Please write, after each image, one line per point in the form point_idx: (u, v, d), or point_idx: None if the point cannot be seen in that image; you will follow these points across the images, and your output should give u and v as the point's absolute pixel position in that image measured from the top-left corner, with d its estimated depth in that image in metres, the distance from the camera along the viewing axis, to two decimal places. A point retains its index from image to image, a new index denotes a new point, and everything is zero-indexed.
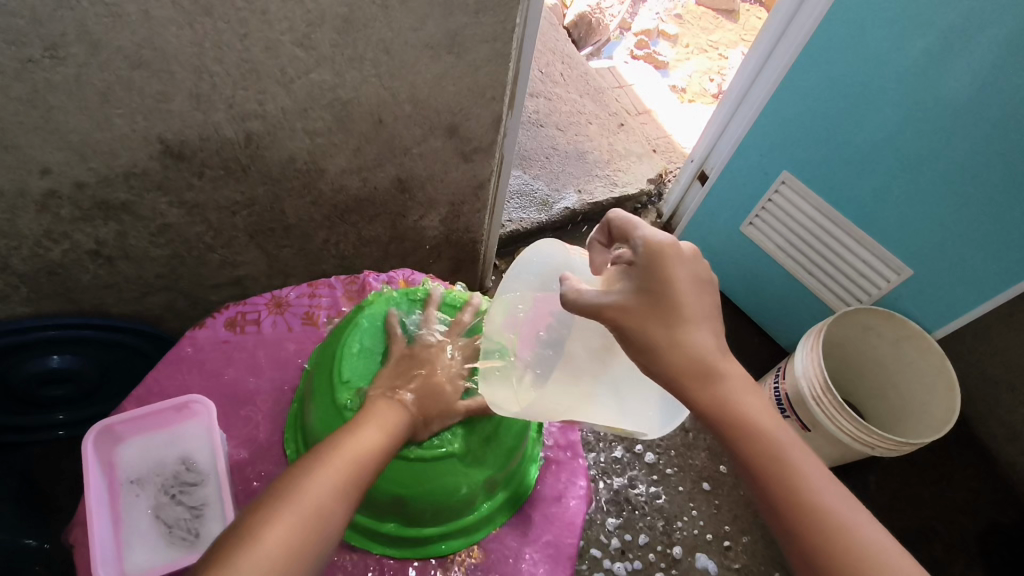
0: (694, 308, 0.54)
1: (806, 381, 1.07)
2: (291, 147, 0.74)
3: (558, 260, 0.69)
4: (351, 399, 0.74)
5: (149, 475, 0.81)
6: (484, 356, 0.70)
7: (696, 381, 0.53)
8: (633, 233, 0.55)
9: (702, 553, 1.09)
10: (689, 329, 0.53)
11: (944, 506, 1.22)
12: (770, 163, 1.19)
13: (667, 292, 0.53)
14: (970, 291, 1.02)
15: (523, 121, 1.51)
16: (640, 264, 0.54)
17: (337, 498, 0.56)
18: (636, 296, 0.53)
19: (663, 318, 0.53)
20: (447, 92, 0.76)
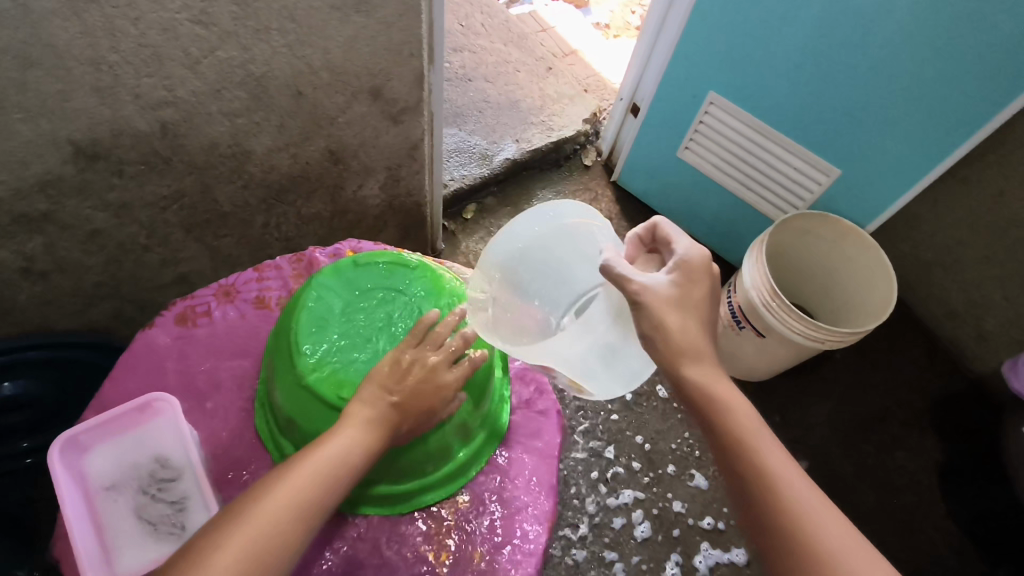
0: (704, 300, 0.64)
1: (754, 289, 1.07)
2: (211, 132, 0.73)
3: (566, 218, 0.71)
4: (317, 374, 0.73)
5: (125, 478, 0.76)
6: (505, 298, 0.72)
7: (682, 357, 0.61)
8: (676, 240, 0.66)
9: (694, 471, 1.16)
10: (684, 317, 0.61)
11: (909, 410, 1.28)
12: (697, 85, 1.19)
13: (690, 289, 0.63)
14: (895, 182, 1.05)
15: (450, 77, 1.54)
16: (679, 263, 0.64)
17: (289, 519, 0.56)
18: (664, 284, 0.62)
19: (676, 305, 0.62)
20: (363, 54, 0.75)
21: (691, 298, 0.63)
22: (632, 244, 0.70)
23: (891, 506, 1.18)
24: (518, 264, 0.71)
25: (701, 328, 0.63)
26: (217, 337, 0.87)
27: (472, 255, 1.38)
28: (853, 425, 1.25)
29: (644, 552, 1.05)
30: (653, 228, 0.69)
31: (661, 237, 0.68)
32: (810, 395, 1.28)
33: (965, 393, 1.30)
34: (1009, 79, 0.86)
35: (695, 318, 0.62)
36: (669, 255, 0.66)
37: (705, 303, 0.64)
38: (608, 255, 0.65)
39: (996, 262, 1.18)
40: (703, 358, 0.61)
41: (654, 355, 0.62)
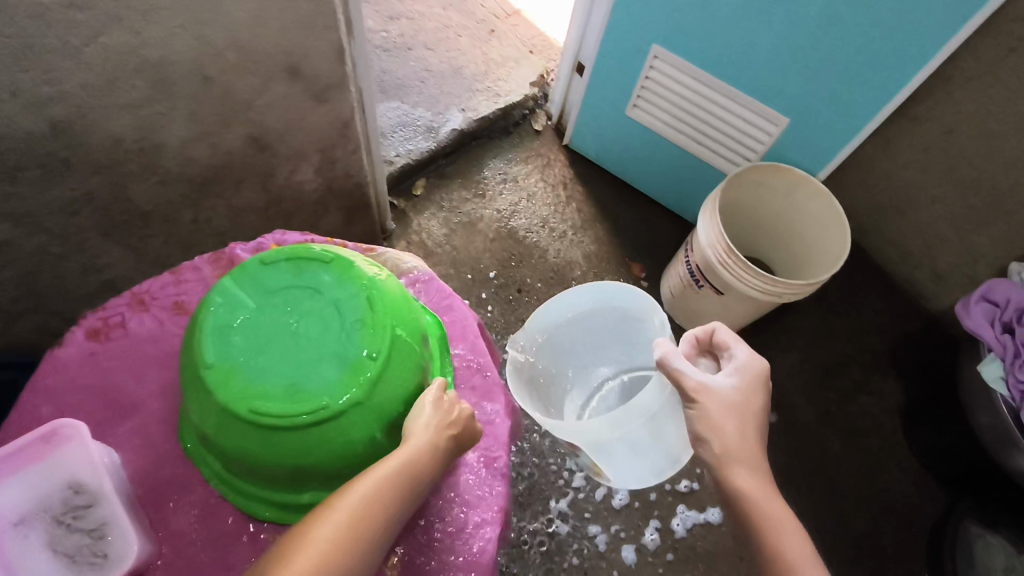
0: (760, 412, 0.66)
1: (710, 248, 1.05)
2: (113, 127, 0.67)
3: (621, 298, 0.84)
4: (242, 407, 0.51)
5: (30, 512, 0.59)
6: (547, 356, 0.89)
7: (734, 463, 0.62)
8: (735, 347, 0.69)
9: None
10: (739, 425, 0.64)
11: (871, 354, 1.29)
12: (640, 39, 1.15)
13: (745, 397, 0.66)
14: (844, 126, 1.04)
15: (389, 47, 1.47)
16: (734, 368, 0.67)
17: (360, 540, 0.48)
18: (724, 388, 0.66)
19: (733, 411, 0.64)
20: (271, 30, 0.69)
21: (750, 409, 0.65)
22: (690, 345, 0.73)
23: (856, 449, 1.21)
24: (568, 324, 0.88)
25: (757, 439, 0.64)
26: (129, 355, 0.70)
27: (425, 233, 1.34)
28: (816, 374, 1.26)
29: (621, 521, 1.08)
30: (711, 333, 0.72)
31: (719, 343, 0.71)
32: (774, 347, 1.28)
33: (925, 333, 1.31)
34: (950, 14, 0.84)
35: (750, 428, 0.64)
36: (726, 360, 0.70)
37: (760, 416, 0.66)
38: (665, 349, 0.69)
39: (950, 201, 1.18)
40: (754, 470, 0.62)
41: (707, 457, 0.64)
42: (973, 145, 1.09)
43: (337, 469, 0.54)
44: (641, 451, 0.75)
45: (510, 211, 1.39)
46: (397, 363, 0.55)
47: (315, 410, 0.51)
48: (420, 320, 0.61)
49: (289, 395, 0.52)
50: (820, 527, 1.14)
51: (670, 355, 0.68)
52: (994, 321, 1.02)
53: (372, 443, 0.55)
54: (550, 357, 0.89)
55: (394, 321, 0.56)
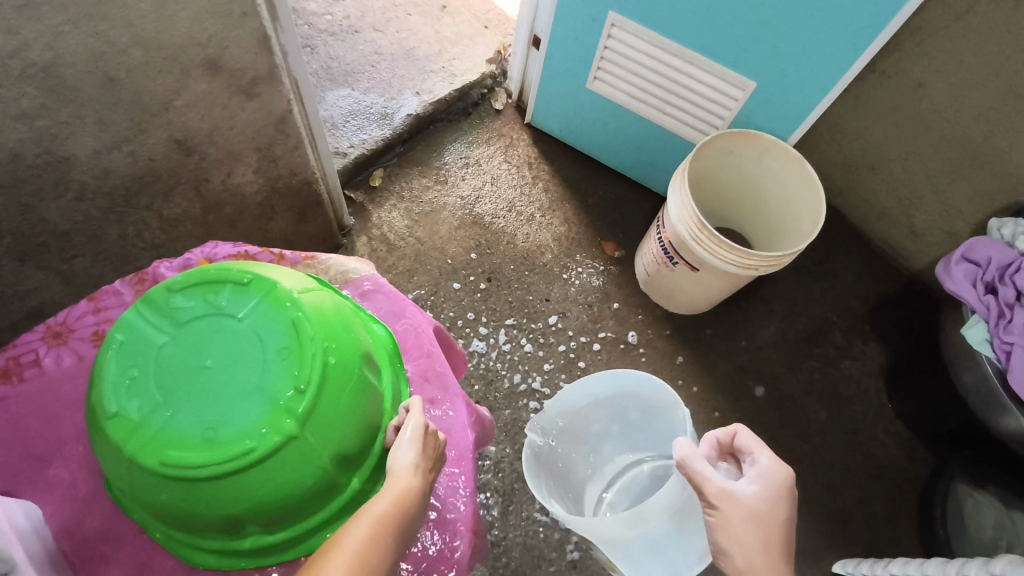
0: (785, 529, 0.61)
1: (682, 224, 1.00)
2: (6, 142, 0.60)
3: (646, 390, 0.82)
4: (154, 458, 0.46)
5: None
6: (564, 437, 0.88)
7: None
8: (759, 452, 0.64)
9: None
10: (763, 542, 0.59)
11: (853, 319, 1.26)
12: (595, 8, 1.08)
13: (770, 510, 0.60)
14: (814, 86, 0.99)
15: (334, 31, 1.38)
16: (759, 477, 0.62)
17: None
18: (747, 498, 0.60)
19: (757, 527, 0.59)
20: (179, 21, 0.62)
21: (775, 521, 0.60)
22: (710, 447, 0.67)
23: (842, 418, 1.19)
24: (588, 406, 0.87)
25: (782, 557, 0.59)
26: (50, 395, 0.63)
27: (387, 226, 1.27)
28: (797, 342, 1.24)
29: None
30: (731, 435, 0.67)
31: (740, 445, 0.66)
32: (755, 319, 1.25)
33: (907, 293, 1.29)
34: None
35: (776, 549, 0.59)
36: (747, 465, 0.64)
37: (786, 528, 0.61)
38: (686, 447, 0.63)
39: (923, 157, 1.14)
40: None
41: (727, 569, 0.59)
42: (944, 97, 1.05)
43: (275, 509, 0.49)
44: (660, 550, 0.72)
45: (475, 197, 1.33)
46: (332, 387, 0.50)
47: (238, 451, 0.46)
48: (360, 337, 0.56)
49: (205, 439, 0.46)
50: (809, 497, 1.12)
51: (693, 455, 0.63)
52: (977, 282, 0.99)
53: (313, 476, 0.50)
54: (566, 438, 0.89)
55: (326, 341, 0.51)
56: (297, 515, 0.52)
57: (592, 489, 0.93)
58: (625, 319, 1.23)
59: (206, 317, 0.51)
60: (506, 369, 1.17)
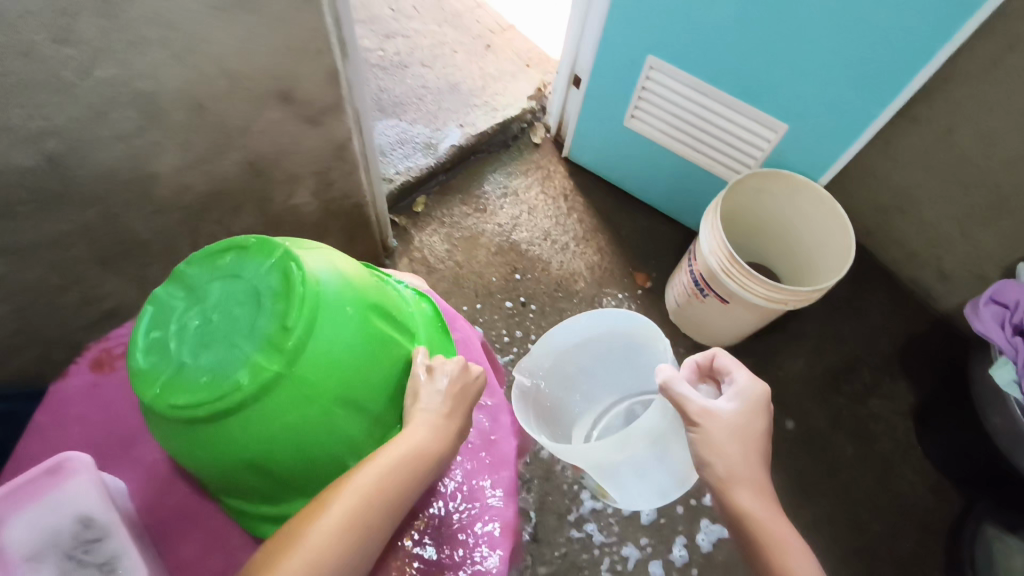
0: (762, 436, 0.65)
1: (713, 256, 1.04)
2: (104, 160, 0.67)
3: (628, 326, 0.84)
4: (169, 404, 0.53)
5: (33, 545, 0.51)
6: (550, 378, 0.90)
7: (742, 488, 0.62)
8: (737, 371, 0.68)
9: None
10: (741, 446, 0.64)
11: (881, 358, 1.27)
12: (635, 51, 1.15)
13: (747, 419, 0.65)
14: (846, 129, 1.03)
15: (385, 66, 1.47)
16: (738, 392, 0.66)
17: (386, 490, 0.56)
18: (727, 411, 0.65)
19: (737, 435, 0.64)
20: (262, 56, 0.69)
21: (754, 432, 0.65)
22: (688, 370, 0.72)
23: (870, 455, 1.19)
24: (573, 349, 0.88)
25: (759, 460, 0.64)
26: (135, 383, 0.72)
27: (427, 249, 1.34)
28: (824, 378, 1.25)
29: (650, 533, 1.06)
30: (711, 359, 0.72)
31: (720, 367, 0.71)
32: (783, 354, 1.27)
33: (936, 333, 1.30)
34: (950, 15, 0.82)
35: (753, 451, 0.64)
36: (727, 385, 0.69)
37: (763, 438, 0.66)
38: (667, 373, 0.68)
39: (952, 202, 1.17)
40: (760, 493, 0.62)
41: (708, 478, 0.64)
42: (974, 144, 1.08)
43: (288, 448, 0.56)
44: (643, 468, 0.76)
45: (512, 224, 1.38)
46: (325, 330, 0.56)
47: (237, 389, 0.52)
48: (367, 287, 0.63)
49: (209, 383, 0.53)
50: (835, 534, 1.12)
51: (673, 380, 0.67)
52: (1005, 324, 1.00)
53: (315, 416, 0.56)
54: (553, 378, 0.90)
55: (313, 282, 0.55)
56: (308, 456, 0.58)
57: (579, 429, 0.95)
58: None
59: (218, 280, 0.58)
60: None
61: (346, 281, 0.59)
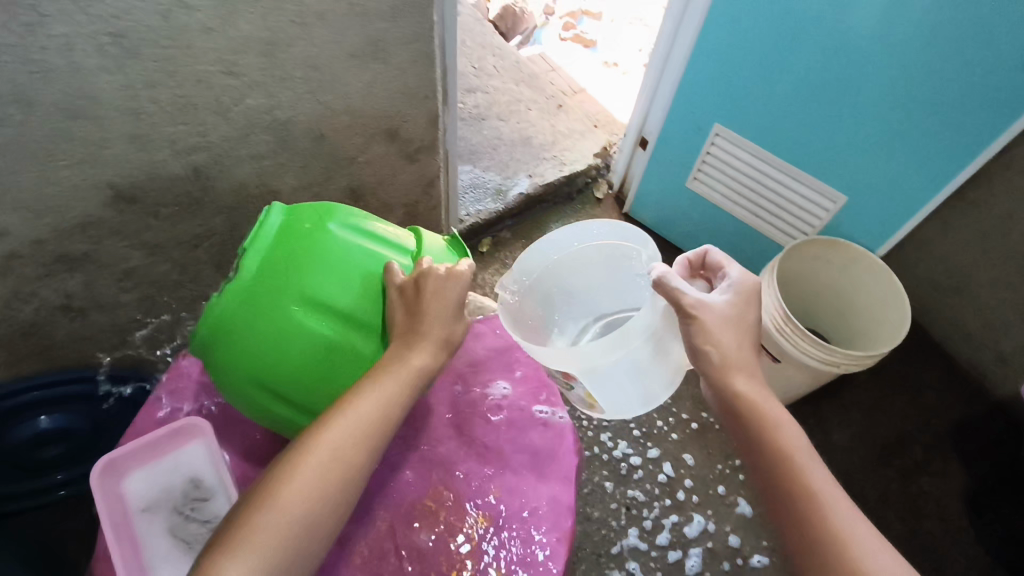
0: (751, 320, 0.68)
1: (766, 313, 1.08)
2: (238, 174, 0.77)
3: (612, 238, 0.74)
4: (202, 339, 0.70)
5: (158, 497, 0.71)
6: (527, 297, 0.76)
7: (733, 368, 0.64)
8: (729, 266, 0.70)
9: (742, 498, 1.14)
10: (730, 328, 0.66)
11: (934, 436, 1.26)
12: (703, 118, 1.23)
13: (740, 305, 0.67)
14: (904, 205, 1.06)
15: (465, 116, 1.59)
16: (733, 285, 0.68)
17: (374, 420, 0.58)
18: (722, 301, 0.66)
19: (730, 321, 0.66)
20: (380, 98, 0.79)
21: (747, 320, 0.67)
22: (682, 267, 0.74)
23: (918, 534, 1.16)
24: (553, 272, 0.76)
25: (750, 345, 0.67)
26: None
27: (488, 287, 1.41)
28: (874, 449, 1.24)
29: None
30: (703, 255, 0.73)
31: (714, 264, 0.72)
32: (831, 421, 1.27)
33: (992, 416, 1.28)
34: (1013, 102, 0.87)
35: (745, 331, 0.66)
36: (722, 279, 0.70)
37: (755, 327, 0.68)
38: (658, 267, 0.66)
39: (1009, 285, 1.18)
40: (748, 372, 0.65)
41: (704, 368, 0.66)
42: None
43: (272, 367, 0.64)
44: (639, 374, 0.70)
45: None
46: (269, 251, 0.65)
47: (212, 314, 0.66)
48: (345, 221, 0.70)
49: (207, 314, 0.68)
50: None
51: (669, 274, 0.65)
52: None
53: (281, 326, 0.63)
54: (531, 297, 0.76)
55: (268, 215, 0.66)
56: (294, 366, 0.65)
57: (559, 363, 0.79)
58: (700, 400, 1.25)
59: None
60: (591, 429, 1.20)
61: (305, 212, 0.67)
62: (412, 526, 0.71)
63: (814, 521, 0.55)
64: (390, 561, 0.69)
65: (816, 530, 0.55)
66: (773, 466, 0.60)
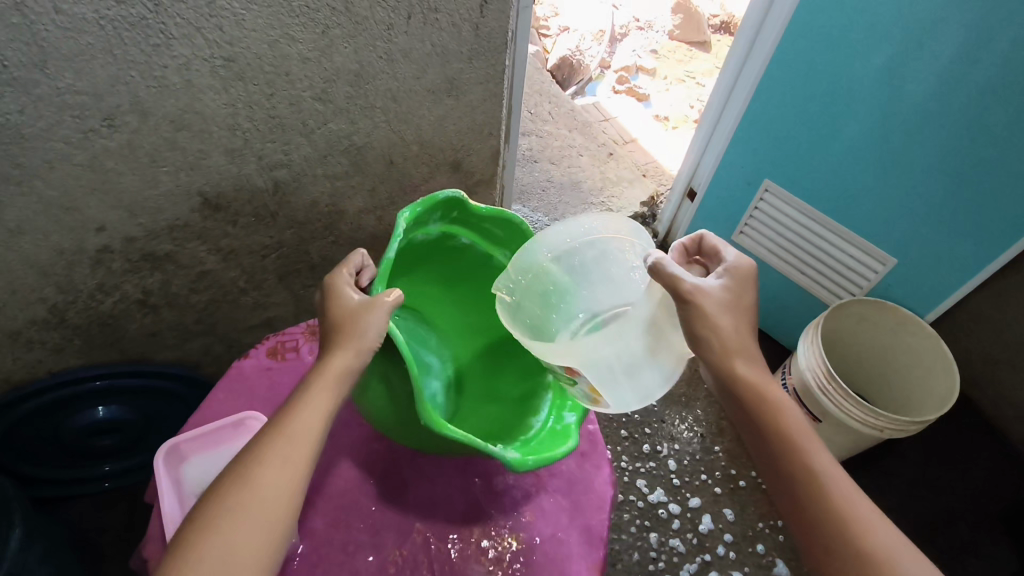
0: (751, 303, 0.63)
1: (809, 370, 1.07)
2: (312, 192, 0.82)
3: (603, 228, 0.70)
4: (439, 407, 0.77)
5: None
6: (514, 295, 0.70)
7: (735, 353, 0.60)
8: (724, 252, 0.66)
9: (780, 561, 1.11)
10: (729, 313, 0.61)
11: (982, 516, 1.20)
12: (753, 174, 1.25)
13: (735, 289, 0.62)
14: (955, 270, 1.06)
15: (519, 158, 1.66)
16: (727, 274, 0.63)
17: (304, 435, 0.52)
18: (718, 288, 0.62)
19: (730, 308, 0.61)
20: (449, 131, 0.84)
21: (746, 304, 0.62)
22: (676, 252, 0.71)
23: None
24: (551, 266, 0.70)
25: (750, 330, 0.62)
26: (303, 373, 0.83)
27: None
28: (917, 524, 1.19)
29: None
30: (699, 240, 0.71)
31: (711, 251, 0.68)
32: (872, 490, 1.23)
33: None
34: None
35: (743, 312, 0.61)
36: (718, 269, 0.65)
37: (752, 312, 0.63)
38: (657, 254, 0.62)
39: None
40: (749, 354, 0.61)
41: (704, 356, 0.61)
42: None
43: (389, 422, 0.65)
44: (636, 372, 0.64)
45: None
46: None
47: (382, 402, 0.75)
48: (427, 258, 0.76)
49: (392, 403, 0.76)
50: None
51: (665, 258, 0.61)
52: None
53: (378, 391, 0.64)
54: (520, 293, 0.70)
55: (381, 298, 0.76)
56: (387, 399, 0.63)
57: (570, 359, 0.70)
58: (737, 455, 1.23)
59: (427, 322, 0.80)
60: (628, 475, 1.20)
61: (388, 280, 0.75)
62: (449, 542, 0.72)
63: (823, 513, 0.54)
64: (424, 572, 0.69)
65: (825, 523, 0.53)
66: (777, 452, 0.57)
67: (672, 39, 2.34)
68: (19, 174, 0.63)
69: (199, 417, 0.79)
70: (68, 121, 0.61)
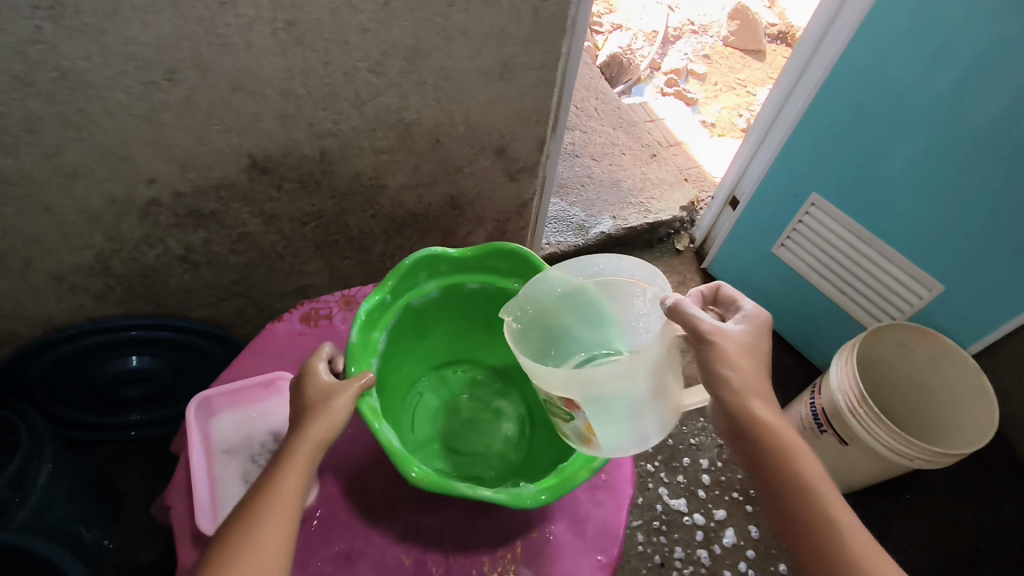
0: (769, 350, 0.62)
1: (841, 393, 1.04)
2: (357, 164, 0.83)
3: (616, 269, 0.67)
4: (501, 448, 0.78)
5: (238, 443, 0.74)
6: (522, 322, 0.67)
7: (755, 396, 0.58)
8: (740, 303, 0.65)
9: None
10: (749, 358, 0.59)
11: (1009, 559, 1.16)
12: (799, 186, 1.22)
13: (754, 336, 0.61)
14: (1005, 301, 1.02)
15: (561, 151, 1.65)
16: (747, 320, 0.62)
17: (286, 495, 0.51)
18: (739, 332, 0.60)
19: (750, 352, 0.60)
20: (497, 115, 0.84)
21: (765, 351, 0.61)
22: (694, 299, 0.69)
23: None
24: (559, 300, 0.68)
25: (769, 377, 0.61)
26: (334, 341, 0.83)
27: None
28: (939, 561, 1.15)
29: None
30: (717, 290, 0.69)
31: (727, 300, 0.68)
32: (895, 521, 1.20)
33: None
34: None
35: (761, 358, 0.60)
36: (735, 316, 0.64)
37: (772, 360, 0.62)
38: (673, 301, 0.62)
39: None
40: (768, 397, 0.59)
41: (721, 398, 0.59)
42: None
43: None
44: (639, 415, 0.59)
45: None
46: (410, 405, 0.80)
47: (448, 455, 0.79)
48: (452, 310, 0.80)
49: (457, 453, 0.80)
50: None
51: (681, 305, 0.61)
52: None
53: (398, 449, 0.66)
54: (529, 321, 0.68)
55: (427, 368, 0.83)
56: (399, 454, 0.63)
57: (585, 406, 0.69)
58: None
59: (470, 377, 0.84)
60: (651, 482, 1.19)
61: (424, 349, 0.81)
62: (462, 526, 0.72)
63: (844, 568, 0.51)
64: (434, 552, 0.69)
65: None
66: (796, 498, 0.55)
67: (726, 45, 2.30)
68: (80, 120, 0.64)
69: (228, 376, 0.80)
70: (132, 71, 0.62)
